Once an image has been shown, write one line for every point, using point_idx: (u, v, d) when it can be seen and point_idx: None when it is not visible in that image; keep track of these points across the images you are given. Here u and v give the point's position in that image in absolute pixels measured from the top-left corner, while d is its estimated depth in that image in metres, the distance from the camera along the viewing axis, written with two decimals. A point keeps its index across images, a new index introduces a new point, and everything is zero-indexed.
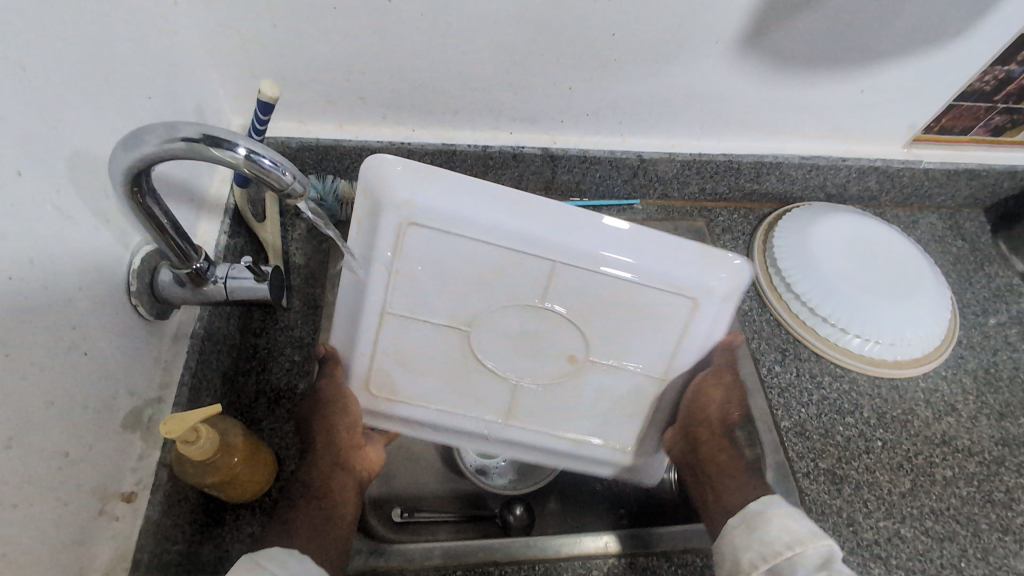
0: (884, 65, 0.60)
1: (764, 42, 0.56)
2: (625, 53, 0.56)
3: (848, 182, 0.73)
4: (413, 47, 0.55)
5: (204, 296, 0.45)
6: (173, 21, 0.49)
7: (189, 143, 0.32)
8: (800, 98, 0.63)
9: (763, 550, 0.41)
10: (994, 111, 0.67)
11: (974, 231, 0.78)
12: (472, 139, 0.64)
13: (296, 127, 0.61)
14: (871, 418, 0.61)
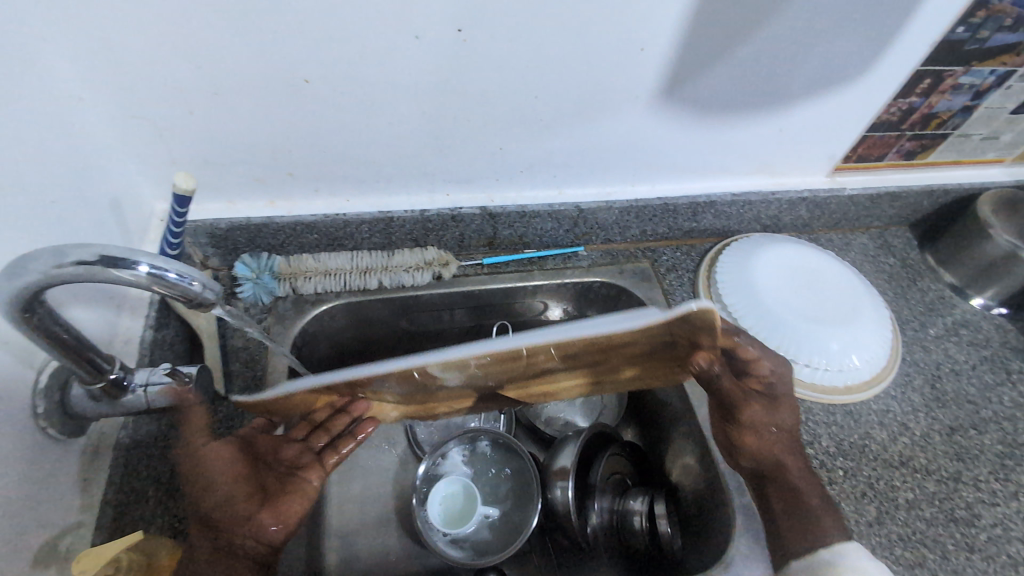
0: (798, 106, 0.62)
1: (681, 94, 0.58)
2: (550, 113, 0.57)
3: (780, 212, 0.75)
4: (336, 123, 0.54)
5: (123, 408, 0.42)
6: (81, 119, 0.47)
7: (84, 267, 0.30)
8: (725, 141, 0.65)
9: None
10: (903, 138, 0.70)
11: (903, 248, 0.82)
12: (408, 205, 0.64)
13: (223, 208, 0.60)
14: (830, 448, 0.62)
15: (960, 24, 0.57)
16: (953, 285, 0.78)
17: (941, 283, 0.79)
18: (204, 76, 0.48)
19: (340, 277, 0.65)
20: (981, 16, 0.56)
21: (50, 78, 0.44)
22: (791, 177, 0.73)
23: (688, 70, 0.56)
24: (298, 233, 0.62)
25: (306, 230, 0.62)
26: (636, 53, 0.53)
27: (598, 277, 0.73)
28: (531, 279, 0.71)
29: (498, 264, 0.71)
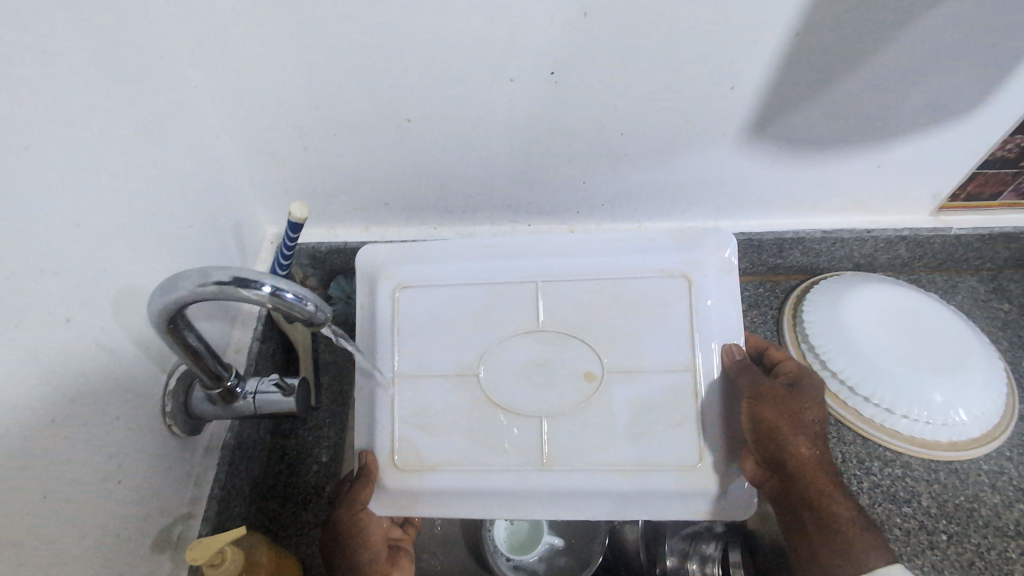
0: (898, 143, 0.59)
1: (771, 130, 0.57)
2: (635, 148, 0.58)
3: (876, 251, 0.71)
4: (430, 156, 0.58)
5: (235, 412, 0.46)
6: (217, 153, 0.54)
7: (219, 286, 0.34)
8: (817, 177, 0.63)
9: None
10: (1023, 176, 0.64)
11: (1021, 294, 0.75)
12: (492, 234, 0.67)
13: (326, 233, 0.65)
14: (931, 508, 0.58)
15: None
16: None
17: None
18: (320, 115, 0.53)
19: None
20: None
21: (196, 118, 0.50)
22: (890, 215, 0.69)
23: (779, 106, 0.55)
24: None
25: None
26: (726, 91, 0.53)
27: None
28: None
29: None
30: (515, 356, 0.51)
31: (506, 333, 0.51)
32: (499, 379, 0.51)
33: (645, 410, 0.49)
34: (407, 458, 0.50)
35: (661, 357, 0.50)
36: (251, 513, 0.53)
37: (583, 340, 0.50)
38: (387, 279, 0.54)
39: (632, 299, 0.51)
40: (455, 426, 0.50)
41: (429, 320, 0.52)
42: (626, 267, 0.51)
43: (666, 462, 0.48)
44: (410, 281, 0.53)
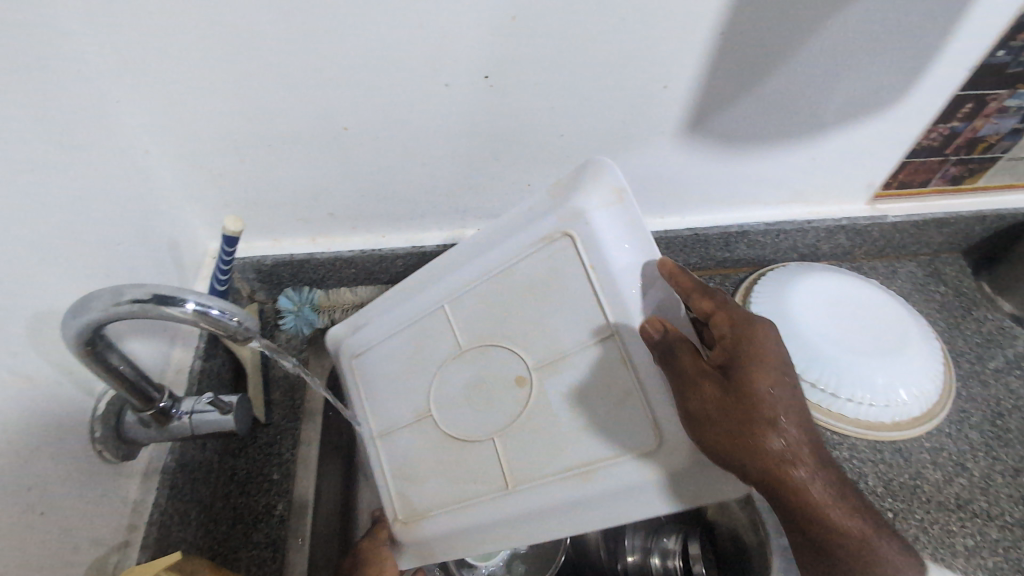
0: (829, 136, 0.61)
1: (706, 126, 0.58)
2: (575, 149, 0.59)
3: (817, 241, 0.74)
4: (370, 164, 0.57)
5: (170, 434, 0.45)
6: (146, 167, 0.52)
7: (138, 304, 0.34)
8: (755, 172, 0.65)
9: None
10: (948, 163, 0.67)
11: (956, 276, 0.78)
12: (440, 240, 0.67)
13: (270, 245, 0.64)
14: (878, 488, 0.59)
15: (1000, 47, 0.54)
16: (1013, 315, 0.74)
17: (999, 312, 0.75)
18: (254, 125, 0.52)
19: None
20: (1022, 38, 0.54)
21: (119, 131, 0.49)
22: (828, 206, 0.71)
23: (713, 103, 0.56)
24: (337, 268, 0.66)
25: (345, 265, 0.66)
26: (659, 90, 0.54)
27: None
28: None
29: None
30: (461, 376, 0.51)
31: (442, 363, 0.51)
32: (448, 413, 0.51)
33: (583, 398, 0.46)
34: (409, 512, 0.53)
35: (576, 334, 0.46)
36: (198, 536, 0.51)
37: (501, 347, 0.49)
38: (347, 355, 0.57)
39: (538, 286, 0.48)
40: (436, 466, 0.51)
41: (382, 377, 0.55)
42: (517, 249, 0.49)
43: (614, 453, 0.44)
44: (360, 349, 0.57)
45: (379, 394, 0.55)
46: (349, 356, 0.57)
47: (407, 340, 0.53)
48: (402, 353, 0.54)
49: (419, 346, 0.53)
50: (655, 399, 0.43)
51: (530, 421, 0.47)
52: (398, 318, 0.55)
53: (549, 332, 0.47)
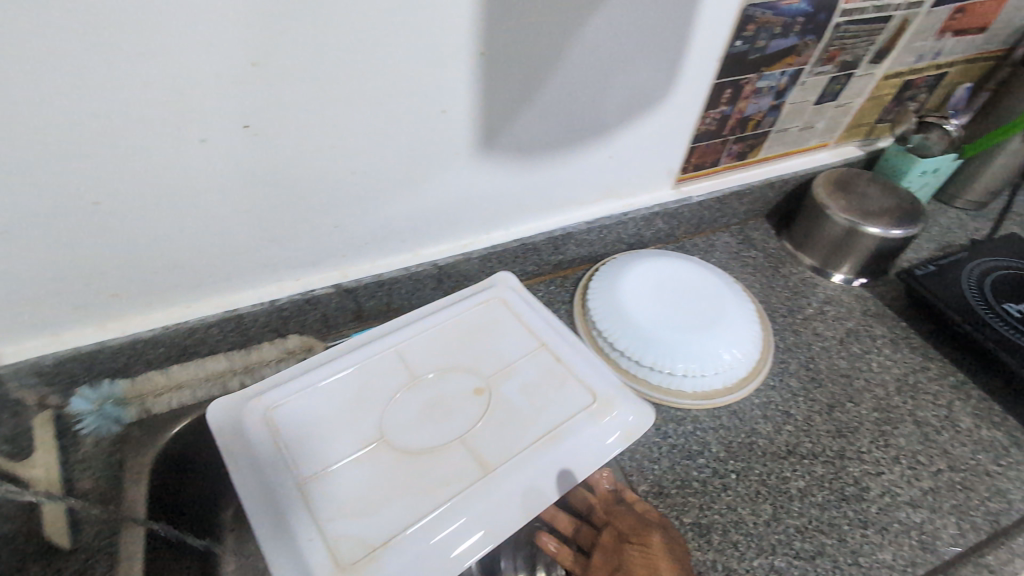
0: (619, 134, 0.65)
1: (499, 141, 0.59)
2: (374, 183, 0.57)
3: (639, 230, 0.78)
4: (144, 235, 0.52)
5: None
6: None
7: None
8: (562, 177, 0.67)
9: None
10: (729, 142, 0.74)
11: (763, 239, 0.86)
12: (255, 299, 0.62)
13: (47, 342, 0.56)
14: (720, 452, 0.63)
15: (736, 38, 0.60)
16: (812, 266, 0.83)
17: (801, 265, 0.83)
18: None
19: None
20: (751, 29, 0.60)
21: None
22: (639, 196, 0.75)
23: (498, 120, 0.57)
24: (140, 351, 0.59)
25: (149, 347, 0.59)
26: (440, 114, 0.54)
27: None
28: None
29: None
30: (414, 402, 0.55)
31: (391, 396, 0.56)
32: (398, 429, 0.53)
33: (530, 392, 0.57)
34: (352, 553, 0.45)
35: (521, 354, 0.61)
36: None
37: (459, 372, 0.58)
38: (261, 411, 0.53)
39: (467, 327, 0.63)
40: (370, 504, 0.48)
41: (303, 425, 0.52)
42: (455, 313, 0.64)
43: (580, 404, 0.57)
44: (280, 396, 0.54)
45: (301, 436, 0.52)
46: (266, 406, 0.53)
47: (335, 364, 0.57)
48: (336, 386, 0.56)
49: (358, 369, 0.57)
50: (566, 380, 0.59)
51: (495, 415, 0.55)
52: (339, 360, 0.58)
53: (493, 355, 0.60)
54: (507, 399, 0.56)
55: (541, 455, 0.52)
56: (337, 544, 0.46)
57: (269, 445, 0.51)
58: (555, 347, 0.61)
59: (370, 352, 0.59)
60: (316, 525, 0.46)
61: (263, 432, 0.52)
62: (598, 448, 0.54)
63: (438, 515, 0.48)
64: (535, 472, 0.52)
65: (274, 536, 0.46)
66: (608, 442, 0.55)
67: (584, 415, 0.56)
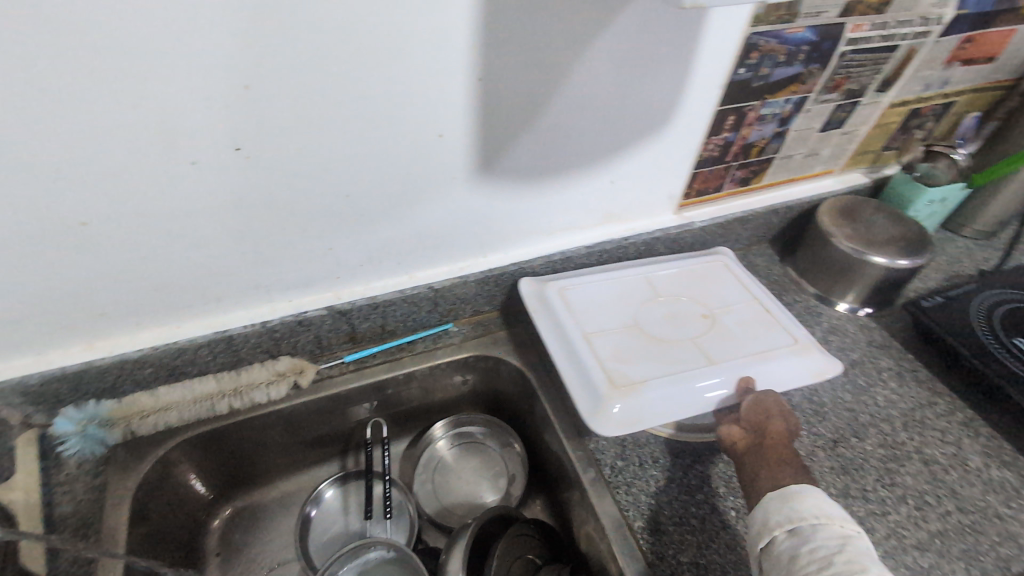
0: (620, 158, 0.64)
1: (497, 165, 0.58)
2: (368, 207, 0.56)
3: (640, 255, 0.77)
4: (133, 255, 0.51)
5: None
6: None
7: None
8: (562, 201, 0.66)
9: (791, 514, 0.43)
10: (733, 169, 0.73)
11: (766, 265, 0.85)
12: (247, 320, 0.61)
13: (33, 361, 0.55)
14: (720, 488, 0.61)
15: (740, 66, 0.60)
16: (817, 294, 0.81)
17: (805, 293, 0.82)
18: None
19: (181, 410, 0.60)
20: (755, 56, 0.59)
21: None
22: (641, 221, 0.74)
23: (495, 145, 0.56)
24: (127, 371, 0.58)
25: (137, 367, 0.58)
26: (436, 137, 0.53)
27: (472, 351, 0.72)
28: (400, 367, 0.69)
29: (363, 359, 0.69)
30: (660, 311, 0.65)
31: (647, 300, 0.67)
32: (656, 323, 0.64)
33: (746, 325, 0.65)
34: (622, 378, 0.56)
35: (738, 300, 0.68)
36: None
37: (701, 302, 0.67)
38: (552, 285, 0.66)
39: (697, 276, 0.71)
40: (649, 357, 0.59)
41: (593, 305, 0.65)
42: (655, 264, 0.73)
43: (784, 347, 0.62)
44: (568, 282, 0.67)
45: (587, 313, 0.64)
46: (556, 285, 0.66)
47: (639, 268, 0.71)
48: (605, 287, 0.68)
49: (638, 279, 0.70)
50: (721, 326, 0.64)
51: (721, 332, 0.63)
52: (616, 269, 0.70)
53: (715, 296, 0.68)
54: (732, 326, 0.64)
55: (752, 366, 0.59)
56: (650, 391, 0.56)
57: (564, 305, 0.64)
58: (768, 304, 0.68)
59: (642, 271, 0.71)
60: (598, 361, 0.58)
61: (559, 303, 0.64)
62: (799, 379, 0.60)
63: (689, 378, 0.57)
64: (728, 372, 0.58)
65: (577, 380, 0.57)
66: (807, 375, 0.60)
67: (790, 351, 0.61)
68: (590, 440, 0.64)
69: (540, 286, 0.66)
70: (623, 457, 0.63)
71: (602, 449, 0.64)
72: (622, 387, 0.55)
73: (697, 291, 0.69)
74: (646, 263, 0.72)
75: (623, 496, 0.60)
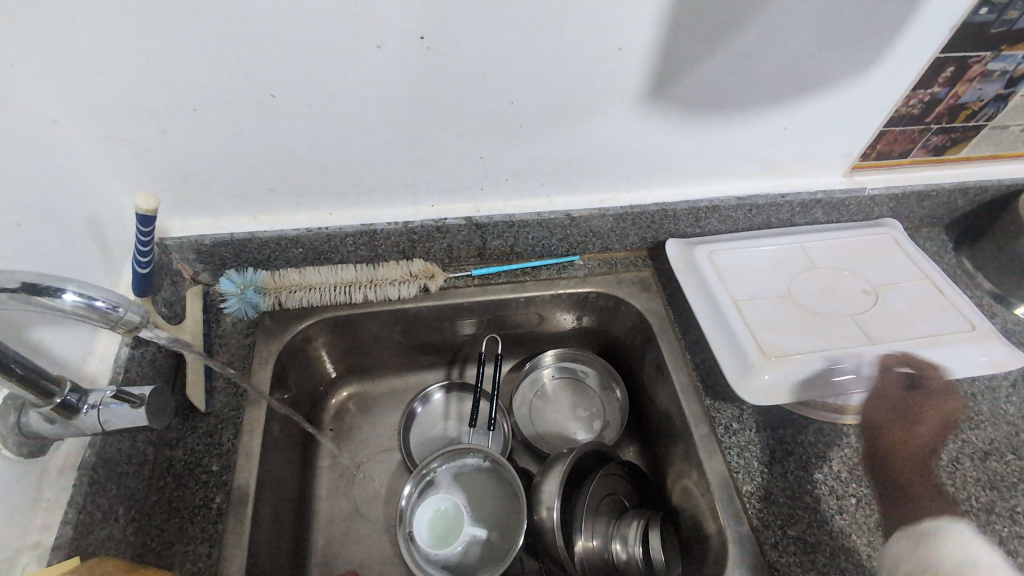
0: (803, 103, 0.57)
1: (669, 92, 0.54)
2: (529, 119, 0.55)
3: (793, 216, 0.70)
4: (306, 135, 0.53)
5: (78, 430, 0.41)
6: (55, 143, 0.48)
7: (4, 292, 0.31)
8: (726, 143, 0.61)
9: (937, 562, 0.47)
10: (929, 133, 0.64)
11: (934, 251, 0.75)
12: (392, 217, 0.63)
13: (208, 224, 0.60)
14: (842, 473, 0.57)
15: (983, 5, 0.51)
16: (992, 291, 0.70)
17: (979, 288, 0.71)
18: (172, 96, 0.48)
19: (324, 292, 0.65)
20: None
21: (22, 107, 0.45)
22: (803, 179, 0.68)
23: (673, 69, 0.52)
24: (282, 248, 0.63)
25: (290, 245, 0.62)
26: (615, 52, 0.50)
27: (595, 287, 0.71)
28: (523, 291, 0.70)
29: (489, 276, 0.70)
30: (816, 283, 0.64)
31: (803, 271, 0.66)
32: (811, 295, 0.64)
33: (914, 306, 0.62)
34: (774, 349, 0.58)
35: (904, 278, 0.65)
36: (128, 533, 0.48)
37: (861, 276, 0.65)
38: (703, 249, 0.67)
39: (861, 249, 0.68)
40: (802, 330, 0.60)
41: (745, 271, 0.65)
42: (812, 233, 0.70)
43: (956, 333, 0.59)
44: (719, 248, 0.68)
45: (738, 278, 0.65)
46: (707, 249, 0.67)
47: (796, 235, 0.69)
48: (758, 253, 0.67)
49: (794, 247, 0.68)
50: (883, 306, 0.62)
51: (883, 310, 0.62)
52: (770, 237, 0.69)
53: (880, 272, 0.66)
54: (898, 305, 0.62)
55: (917, 351, 0.58)
56: (804, 364, 0.57)
57: (714, 270, 0.65)
58: (943, 286, 0.64)
59: (798, 239, 0.69)
60: (749, 330, 0.60)
61: (709, 267, 0.65)
62: (969, 367, 0.58)
63: (844, 356, 0.58)
64: (891, 355, 0.58)
65: (726, 349, 0.59)
66: (982, 365, 0.58)
67: (964, 336, 0.59)
68: (706, 397, 0.62)
69: (690, 250, 0.67)
70: (740, 419, 0.60)
71: (717, 407, 0.61)
72: (774, 357, 0.57)
73: (857, 265, 0.66)
74: (803, 233, 0.70)
75: (734, 458, 0.58)
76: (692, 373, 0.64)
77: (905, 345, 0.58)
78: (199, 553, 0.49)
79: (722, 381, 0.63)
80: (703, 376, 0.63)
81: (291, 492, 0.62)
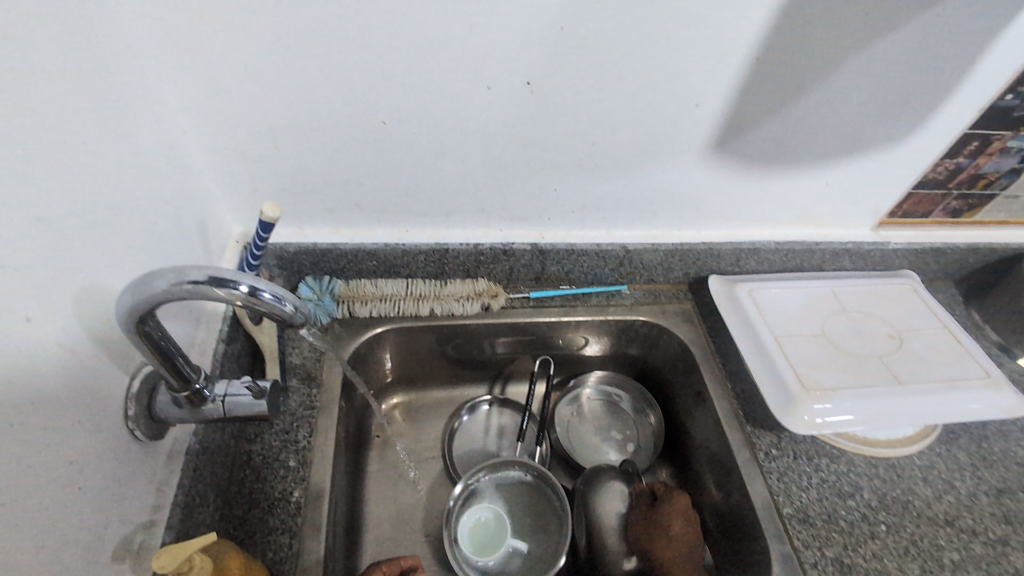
0: (846, 163, 0.64)
1: (733, 145, 0.60)
2: (605, 159, 0.60)
3: (823, 262, 0.77)
4: (404, 160, 0.58)
5: (202, 416, 0.45)
6: (181, 149, 0.52)
7: (196, 284, 0.34)
8: (773, 193, 0.67)
9: None
10: (949, 197, 0.71)
11: (946, 303, 0.82)
12: (464, 238, 0.68)
13: (294, 233, 0.64)
14: (873, 501, 0.62)
15: (1009, 91, 0.59)
16: (999, 343, 0.77)
17: (987, 339, 0.78)
18: (294, 116, 0.53)
19: (394, 303, 0.69)
20: None
21: (163, 117, 0.49)
22: (836, 230, 0.74)
23: (740, 126, 0.58)
24: (359, 259, 0.67)
25: (367, 257, 0.66)
26: (693, 107, 0.56)
27: (641, 316, 0.76)
28: (574, 315, 0.74)
29: (544, 299, 0.75)
30: (847, 326, 0.70)
31: (834, 314, 0.72)
32: (843, 336, 0.69)
33: (934, 351, 0.68)
34: (814, 383, 0.63)
35: (925, 326, 0.71)
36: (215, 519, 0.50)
37: (885, 321, 0.71)
38: (745, 287, 0.73)
39: (886, 296, 0.74)
40: (837, 368, 0.65)
41: (783, 310, 0.71)
42: (840, 279, 0.76)
43: (975, 378, 0.65)
44: (759, 287, 0.73)
45: (778, 316, 0.70)
46: (749, 287, 0.73)
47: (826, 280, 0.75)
48: (794, 295, 0.73)
49: (824, 290, 0.74)
50: (907, 351, 0.68)
51: (908, 354, 0.68)
52: (802, 279, 0.75)
53: (903, 318, 0.72)
54: (921, 351, 0.68)
55: (941, 393, 0.63)
56: (841, 399, 0.62)
57: (756, 308, 0.71)
58: (959, 334, 0.70)
59: (828, 283, 0.75)
60: (790, 365, 0.65)
61: (751, 304, 0.71)
62: (987, 411, 0.64)
63: (877, 394, 0.63)
64: (919, 395, 0.63)
65: (768, 380, 0.64)
66: (999, 410, 0.63)
67: (983, 381, 0.65)
68: (747, 425, 0.66)
69: (733, 288, 0.73)
70: (779, 447, 0.65)
71: (757, 434, 0.66)
72: (814, 391, 0.62)
73: (882, 311, 0.72)
74: (831, 278, 0.76)
75: (775, 482, 0.62)
76: (733, 402, 0.68)
77: (930, 386, 0.64)
78: (280, 543, 0.51)
79: (761, 410, 0.68)
80: (743, 404, 0.68)
81: (350, 493, 0.65)
